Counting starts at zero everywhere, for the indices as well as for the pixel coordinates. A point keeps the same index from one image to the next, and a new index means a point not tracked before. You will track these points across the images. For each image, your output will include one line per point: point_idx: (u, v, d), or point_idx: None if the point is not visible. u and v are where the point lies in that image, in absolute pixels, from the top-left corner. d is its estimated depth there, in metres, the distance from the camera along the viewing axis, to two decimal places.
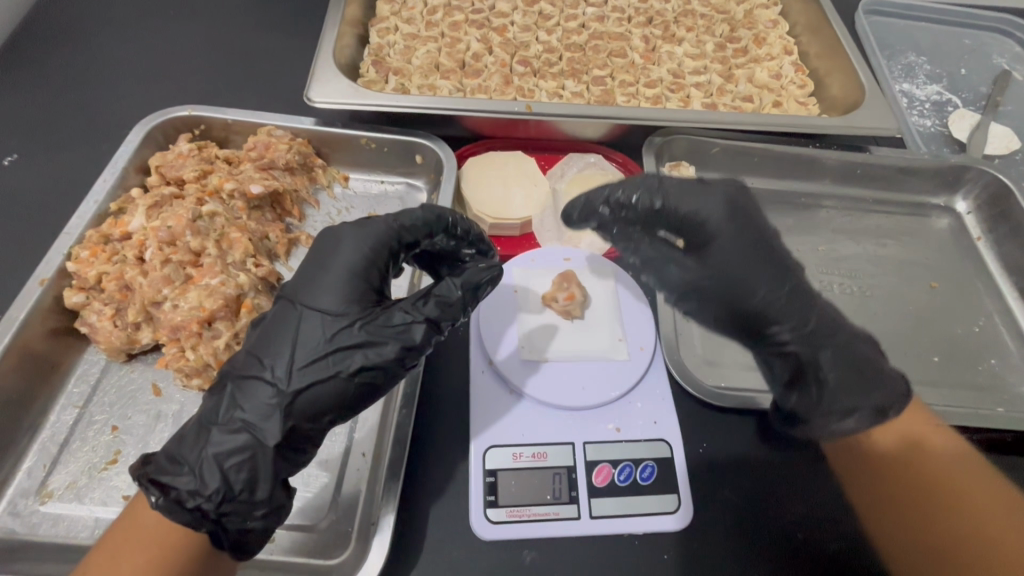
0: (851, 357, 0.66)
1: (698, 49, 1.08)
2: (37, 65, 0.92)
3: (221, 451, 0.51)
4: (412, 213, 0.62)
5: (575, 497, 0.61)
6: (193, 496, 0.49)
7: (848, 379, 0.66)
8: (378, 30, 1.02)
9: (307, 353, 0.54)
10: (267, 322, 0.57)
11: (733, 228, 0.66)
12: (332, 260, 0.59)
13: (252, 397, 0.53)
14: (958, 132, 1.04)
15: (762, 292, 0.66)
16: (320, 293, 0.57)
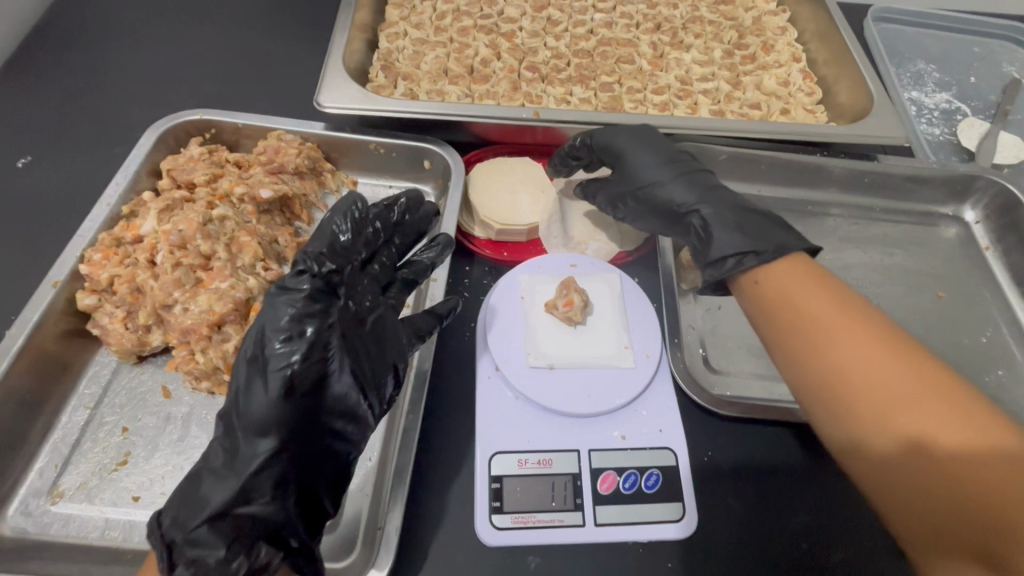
0: (740, 214, 0.69)
1: (705, 56, 1.08)
2: (52, 68, 0.93)
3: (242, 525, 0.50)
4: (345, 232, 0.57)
5: (580, 504, 0.61)
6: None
7: (742, 229, 0.67)
8: (387, 35, 1.02)
9: (300, 411, 0.53)
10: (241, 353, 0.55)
11: (638, 144, 0.76)
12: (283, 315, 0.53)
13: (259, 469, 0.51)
14: (966, 140, 1.03)
15: (659, 176, 0.74)
16: (280, 350, 0.52)
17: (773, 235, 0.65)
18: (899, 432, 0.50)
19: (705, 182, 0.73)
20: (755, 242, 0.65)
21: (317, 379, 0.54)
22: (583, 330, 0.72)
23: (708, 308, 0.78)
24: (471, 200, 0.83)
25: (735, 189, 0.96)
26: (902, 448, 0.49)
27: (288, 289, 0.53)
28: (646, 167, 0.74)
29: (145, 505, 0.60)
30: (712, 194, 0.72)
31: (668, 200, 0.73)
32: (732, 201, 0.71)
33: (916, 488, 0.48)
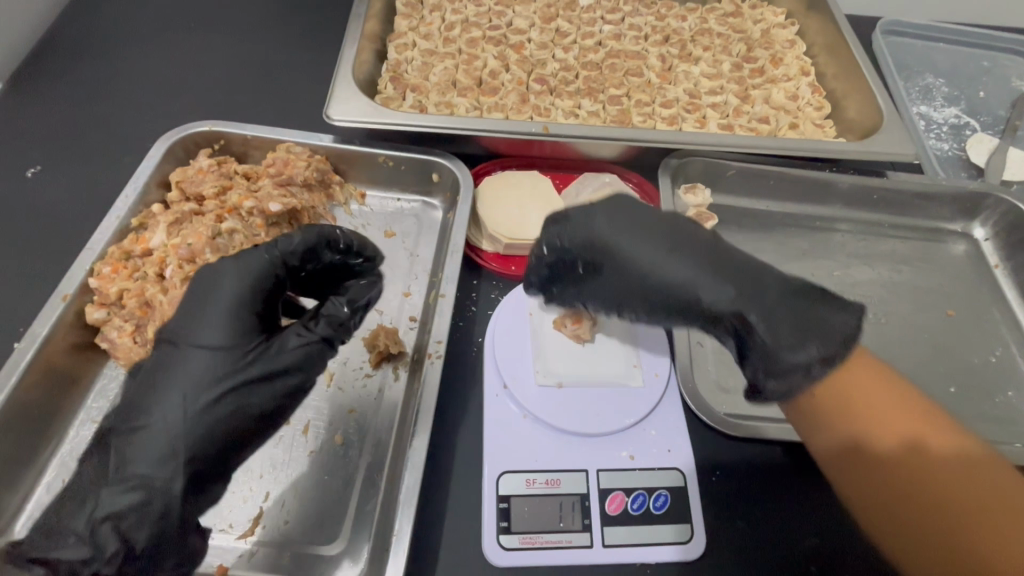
0: (790, 308, 0.58)
1: (714, 69, 1.08)
2: (63, 77, 0.93)
3: (107, 513, 0.50)
4: (292, 237, 0.61)
5: (588, 525, 0.61)
6: (92, 561, 0.50)
7: (796, 329, 0.57)
8: (396, 46, 1.02)
9: (184, 399, 0.54)
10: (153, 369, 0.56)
11: (624, 232, 0.62)
12: (208, 300, 0.58)
13: (142, 450, 0.52)
14: (976, 155, 1.03)
15: (672, 270, 0.60)
16: (194, 334, 0.57)
17: (829, 327, 0.57)
18: (901, 440, 0.55)
19: (722, 271, 0.60)
20: (813, 347, 0.57)
21: (214, 366, 0.55)
22: (592, 349, 0.72)
23: None
24: (479, 215, 0.83)
25: (743, 204, 0.96)
26: (900, 455, 0.54)
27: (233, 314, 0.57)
28: (649, 263, 0.61)
29: None
30: (740, 287, 0.59)
31: (696, 302, 0.60)
32: (772, 295, 0.59)
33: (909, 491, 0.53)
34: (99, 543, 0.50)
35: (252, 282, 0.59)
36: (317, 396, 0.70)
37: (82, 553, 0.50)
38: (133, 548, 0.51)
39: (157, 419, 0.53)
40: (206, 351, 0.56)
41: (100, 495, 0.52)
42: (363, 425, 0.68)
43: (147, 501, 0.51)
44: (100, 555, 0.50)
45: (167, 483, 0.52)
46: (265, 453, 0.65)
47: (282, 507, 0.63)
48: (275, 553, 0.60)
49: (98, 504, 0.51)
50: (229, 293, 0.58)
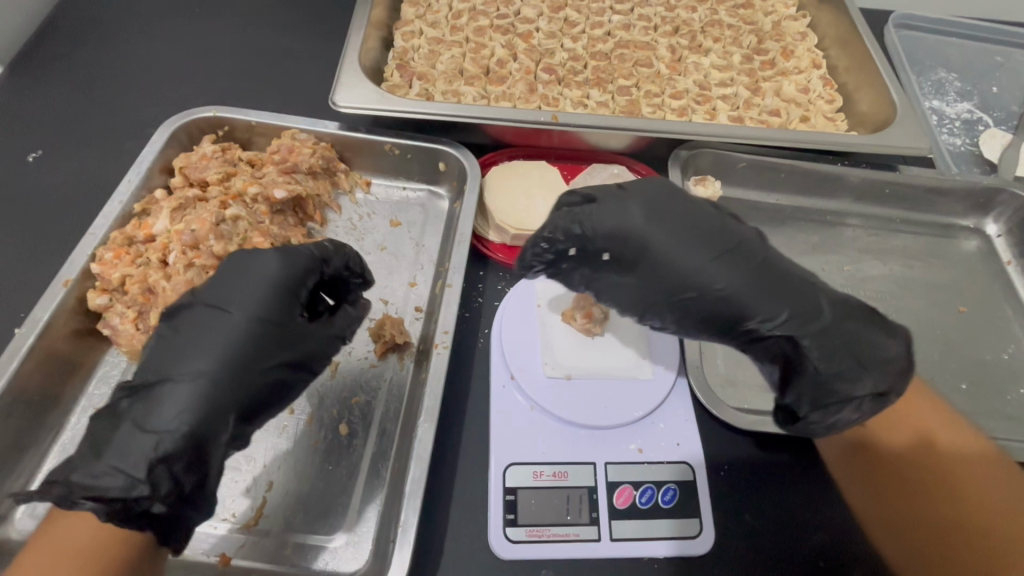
0: (846, 336, 0.58)
1: (724, 61, 1.07)
2: (64, 61, 0.92)
3: (163, 454, 0.48)
4: (325, 246, 0.63)
5: (596, 519, 0.60)
6: (142, 501, 0.47)
7: (843, 362, 0.58)
8: (402, 33, 1.01)
9: (234, 360, 0.53)
10: (184, 331, 0.54)
11: (658, 229, 0.60)
12: (255, 275, 0.58)
13: (177, 401, 0.50)
14: (989, 151, 1.01)
15: (718, 277, 0.58)
16: (242, 304, 0.56)
17: (882, 351, 0.58)
18: (922, 446, 0.62)
19: (772, 279, 0.59)
20: (865, 374, 0.58)
21: (263, 339, 0.55)
22: (601, 341, 0.71)
23: None
24: (486, 205, 0.82)
25: (754, 197, 0.95)
26: (917, 458, 0.62)
27: (281, 284, 0.58)
28: (698, 267, 0.59)
29: None
30: (794, 305, 0.58)
31: (739, 314, 0.58)
32: (828, 318, 0.58)
33: (915, 492, 0.60)
34: (154, 482, 0.48)
35: (303, 267, 0.59)
36: (322, 385, 0.69)
37: (134, 493, 0.47)
38: (184, 492, 0.50)
39: (203, 376, 0.52)
40: (259, 322, 0.56)
41: (137, 441, 0.48)
42: (368, 415, 0.68)
43: (201, 449, 0.50)
44: (153, 494, 0.48)
45: (216, 431, 0.51)
46: (268, 442, 0.65)
47: (286, 497, 0.62)
48: (279, 543, 0.59)
49: (141, 448, 0.48)
50: (279, 272, 0.58)
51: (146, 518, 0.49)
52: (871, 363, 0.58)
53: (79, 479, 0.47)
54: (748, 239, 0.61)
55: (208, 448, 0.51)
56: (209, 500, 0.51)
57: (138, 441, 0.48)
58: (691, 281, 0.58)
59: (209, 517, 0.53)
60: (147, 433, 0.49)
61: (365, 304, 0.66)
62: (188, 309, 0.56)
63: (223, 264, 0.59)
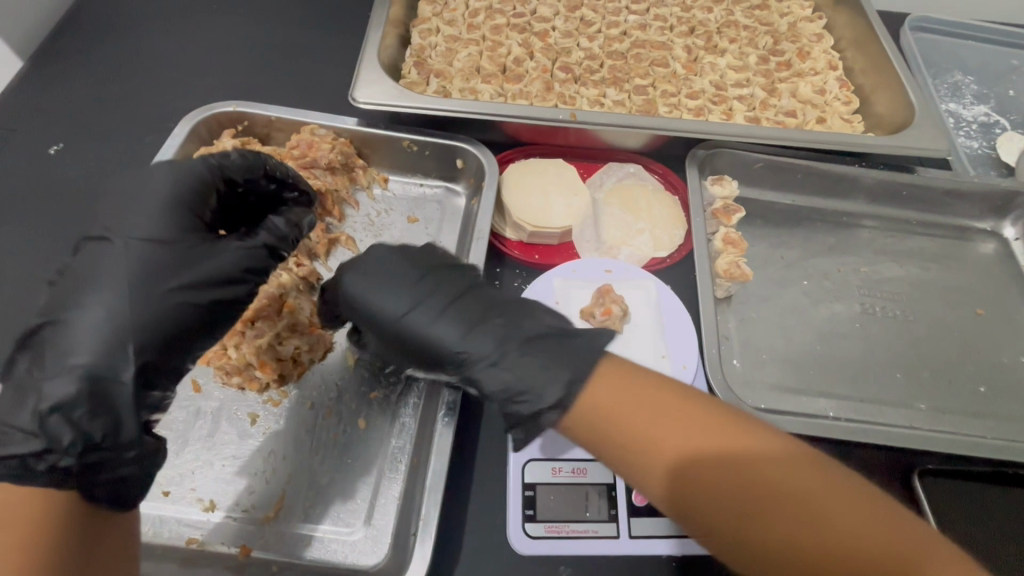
0: (527, 358, 0.52)
1: (740, 62, 1.07)
2: (85, 55, 0.93)
3: (56, 402, 0.46)
4: (229, 153, 0.60)
5: (614, 516, 0.60)
6: (46, 456, 0.45)
7: (534, 378, 0.51)
8: (420, 31, 1.01)
9: (130, 289, 0.51)
10: (81, 268, 0.52)
11: (391, 292, 0.58)
12: (147, 195, 0.55)
13: (78, 336, 0.48)
14: (1007, 155, 1.01)
15: (434, 332, 0.55)
16: (129, 227, 0.53)
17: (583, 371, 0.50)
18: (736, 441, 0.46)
19: (460, 323, 0.55)
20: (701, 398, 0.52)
21: (160, 259, 0.53)
22: (620, 339, 0.72)
23: (739, 318, 0.80)
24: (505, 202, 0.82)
25: (770, 198, 0.94)
26: (746, 461, 0.45)
27: (173, 206, 0.55)
28: (403, 318, 0.57)
29: (175, 500, 0.61)
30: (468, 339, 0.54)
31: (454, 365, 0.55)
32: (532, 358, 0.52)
33: (781, 528, 0.43)
34: (51, 435, 0.46)
35: (195, 185, 0.57)
36: (341, 379, 0.70)
37: (30, 446, 0.45)
38: (92, 440, 0.47)
39: (96, 305, 0.49)
40: (149, 243, 0.53)
41: (32, 393, 0.47)
42: (386, 408, 0.68)
43: (101, 389, 0.48)
44: (54, 448, 0.46)
45: (117, 366, 0.49)
46: (287, 435, 0.65)
47: (305, 489, 0.62)
48: (297, 535, 0.60)
49: (34, 400, 0.47)
50: (167, 189, 0.55)
51: (58, 473, 0.46)
52: (581, 374, 0.50)
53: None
54: (459, 284, 0.59)
55: (110, 388, 0.48)
56: (126, 442, 0.49)
57: (32, 396, 0.47)
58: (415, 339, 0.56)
59: (124, 468, 0.49)
60: (37, 385, 0.47)
61: (292, 216, 0.63)
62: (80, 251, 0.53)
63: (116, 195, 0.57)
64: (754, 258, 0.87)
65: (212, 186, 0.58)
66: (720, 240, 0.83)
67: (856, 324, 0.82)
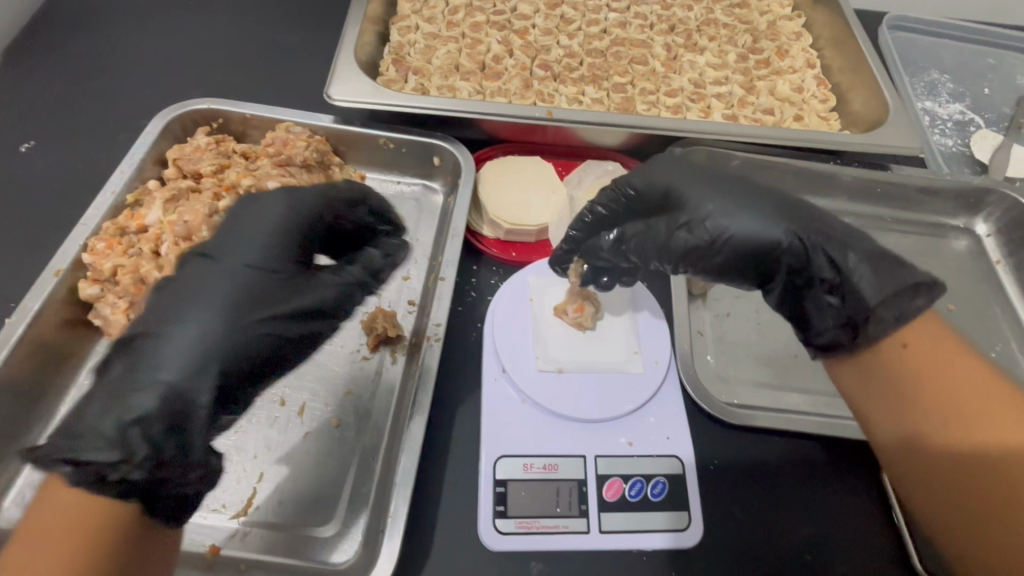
0: (829, 239, 0.59)
1: (719, 60, 1.08)
2: (55, 52, 0.91)
3: (139, 415, 0.45)
4: (337, 187, 0.64)
5: (585, 511, 0.61)
6: (119, 467, 0.44)
7: (886, 281, 0.56)
8: (398, 29, 1.01)
9: (227, 311, 0.50)
10: (184, 277, 0.52)
11: (694, 179, 0.62)
12: (258, 219, 0.57)
13: (168, 353, 0.48)
14: (980, 152, 1.02)
15: (756, 224, 0.59)
16: (239, 253, 0.54)
17: (912, 272, 0.57)
18: None
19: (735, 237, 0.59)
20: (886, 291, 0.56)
21: (256, 287, 0.53)
22: (593, 336, 0.72)
23: (716, 314, 0.78)
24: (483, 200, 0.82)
25: None
26: None
27: (287, 236, 0.57)
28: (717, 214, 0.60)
29: None
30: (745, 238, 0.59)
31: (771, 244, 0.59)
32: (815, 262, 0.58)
33: None
34: (129, 448, 0.44)
35: (307, 218, 0.59)
36: (314, 377, 0.69)
37: (106, 455, 0.43)
38: (164, 459, 0.46)
39: (195, 323, 0.49)
40: (254, 269, 0.53)
41: (121, 401, 0.45)
42: (361, 407, 0.68)
43: (184, 410, 0.47)
44: (129, 460, 0.44)
45: (194, 388, 0.48)
46: (260, 433, 0.65)
47: (278, 487, 0.62)
48: (269, 533, 0.59)
49: (121, 409, 0.45)
50: (279, 223, 0.57)
51: (125, 487, 0.44)
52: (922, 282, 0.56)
53: (56, 439, 0.44)
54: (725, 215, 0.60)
55: (188, 407, 0.47)
56: (192, 468, 0.48)
57: (117, 403, 0.45)
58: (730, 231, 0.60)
59: (187, 490, 0.49)
60: (128, 393, 0.46)
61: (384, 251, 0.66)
62: (181, 261, 0.54)
63: (224, 216, 0.58)
64: None
65: (320, 219, 0.60)
66: None
67: None
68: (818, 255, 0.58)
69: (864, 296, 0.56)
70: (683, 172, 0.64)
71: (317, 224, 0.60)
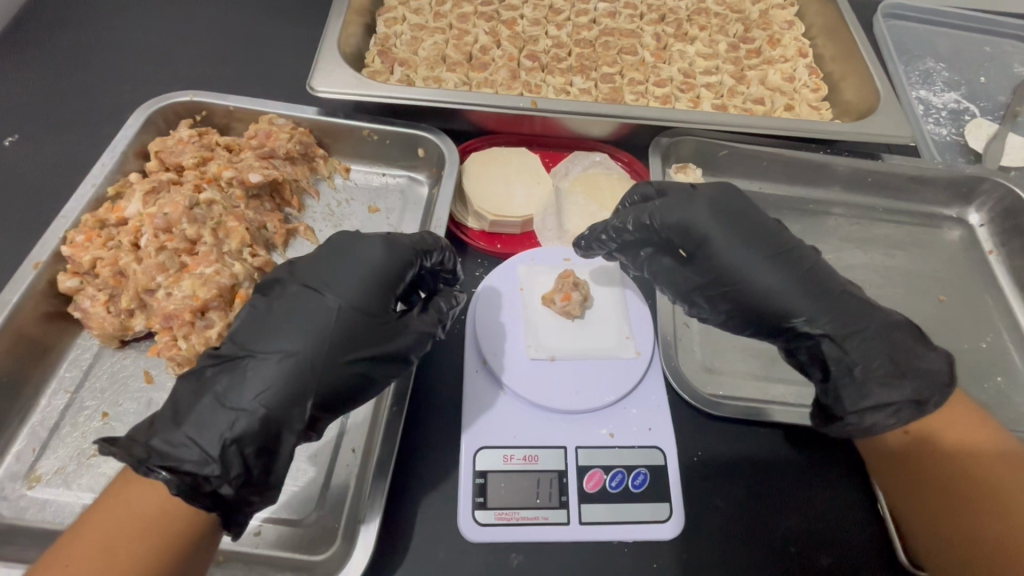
0: (844, 311, 0.64)
1: (710, 49, 1.06)
2: (39, 45, 0.91)
3: (238, 436, 0.50)
4: (427, 235, 0.65)
5: (565, 502, 0.60)
6: (212, 480, 0.49)
7: (890, 368, 0.61)
8: (385, 20, 1.00)
9: (321, 350, 0.55)
10: (283, 308, 0.57)
11: (725, 228, 0.67)
12: (357, 263, 0.60)
13: (262, 380, 0.53)
14: (974, 141, 1.01)
15: (762, 279, 0.66)
16: (337, 290, 0.58)
17: (926, 368, 0.60)
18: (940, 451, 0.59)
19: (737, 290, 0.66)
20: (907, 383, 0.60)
21: (349, 331, 0.56)
22: (580, 324, 0.72)
23: None
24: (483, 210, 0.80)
25: (738, 186, 0.94)
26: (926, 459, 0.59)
27: (377, 281, 0.59)
28: (740, 271, 0.66)
29: None
30: (755, 296, 0.66)
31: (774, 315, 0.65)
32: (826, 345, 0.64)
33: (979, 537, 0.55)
34: (225, 463, 0.49)
35: (402, 266, 0.61)
36: None
37: (207, 469, 0.49)
38: (251, 476, 0.51)
39: (293, 356, 0.54)
40: (352, 313, 0.57)
41: (219, 416, 0.51)
42: None
43: (273, 434, 0.52)
44: (223, 475, 0.49)
45: (279, 420, 0.52)
46: None
47: None
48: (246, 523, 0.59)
49: (219, 426, 0.50)
50: (379, 262, 0.60)
51: (217, 497, 0.49)
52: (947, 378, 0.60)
53: (160, 444, 0.49)
54: (736, 267, 0.66)
55: (279, 436, 0.53)
56: (274, 487, 0.53)
57: (219, 422, 0.50)
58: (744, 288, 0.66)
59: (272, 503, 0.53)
60: (229, 409, 0.51)
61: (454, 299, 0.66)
62: (285, 290, 0.58)
63: (323, 244, 0.62)
64: None
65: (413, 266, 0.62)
66: None
67: None
68: (827, 343, 0.64)
69: (857, 399, 0.61)
70: (711, 215, 0.68)
71: (407, 272, 0.62)
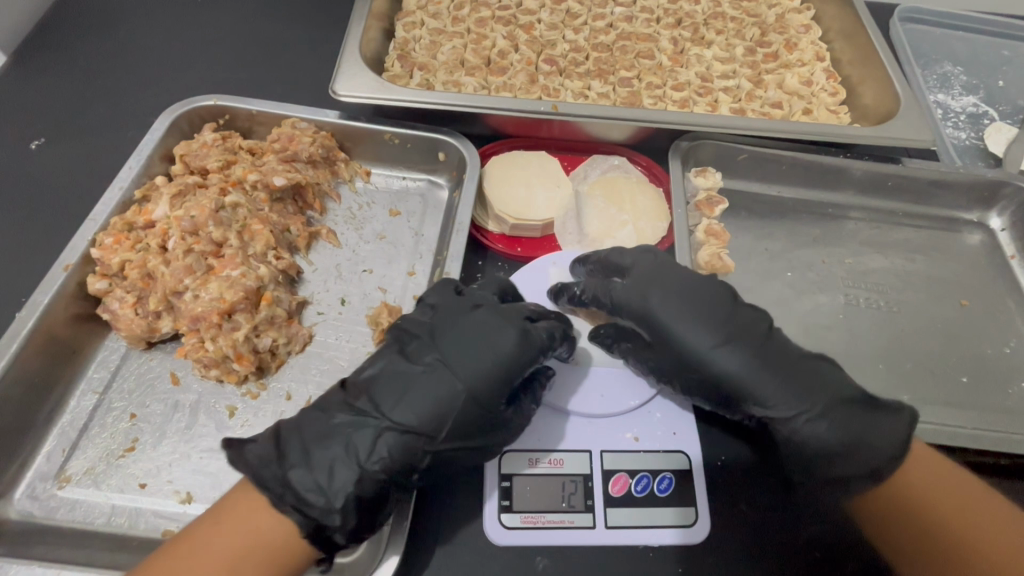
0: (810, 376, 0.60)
1: (727, 53, 1.06)
2: (65, 50, 0.92)
3: (360, 495, 0.52)
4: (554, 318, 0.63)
5: (591, 506, 0.60)
6: (331, 528, 0.51)
7: (857, 428, 0.59)
8: (404, 25, 1.01)
9: (438, 431, 0.55)
10: (413, 380, 0.56)
11: (676, 305, 0.61)
12: (491, 349, 0.57)
13: (381, 447, 0.53)
14: (994, 145, 1.01)
15: (723, 357, 0.60)
16: (469, 378, 0.56)
17: (884, 428, 0.59)
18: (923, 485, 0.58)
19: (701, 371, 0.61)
20: (863, 453, 0.59)
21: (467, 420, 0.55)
22: None
23: None
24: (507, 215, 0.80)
25: (755, 190, 0.94)
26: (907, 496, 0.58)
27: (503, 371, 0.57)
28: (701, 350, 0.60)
29: (152, 492, 0.59)
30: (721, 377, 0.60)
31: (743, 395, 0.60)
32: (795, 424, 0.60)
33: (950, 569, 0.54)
34: (344, 517, 0.51)
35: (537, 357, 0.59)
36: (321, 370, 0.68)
37: (331, 518, 0.51)
38: (361, 532, 0.53)
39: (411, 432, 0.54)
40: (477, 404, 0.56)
41: (345, 471, 0.52)
42: None
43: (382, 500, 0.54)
44: (341, 526, 0.52)
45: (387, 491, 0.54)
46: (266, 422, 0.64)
47: None
48: None
49: (344, 482, 0.52)
50: (513, 355, 0.57)
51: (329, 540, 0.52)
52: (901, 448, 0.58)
53: (294, 481, 0.52)
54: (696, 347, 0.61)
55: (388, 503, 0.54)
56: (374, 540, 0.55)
57: (345, 473, 0.52)
58: (707, 367, 0.60)
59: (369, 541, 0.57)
60: (353, 466, 0.52)
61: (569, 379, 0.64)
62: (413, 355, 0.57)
63: (463, 316, 0.60)
64: (738, 250, 0.86)
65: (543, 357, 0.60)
66: (703, 232, 0.83)
67: (841, 316, 0.82)
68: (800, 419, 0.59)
69: (832, 462, 0.59)
70: (661, 284, 0.63)
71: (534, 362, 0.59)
